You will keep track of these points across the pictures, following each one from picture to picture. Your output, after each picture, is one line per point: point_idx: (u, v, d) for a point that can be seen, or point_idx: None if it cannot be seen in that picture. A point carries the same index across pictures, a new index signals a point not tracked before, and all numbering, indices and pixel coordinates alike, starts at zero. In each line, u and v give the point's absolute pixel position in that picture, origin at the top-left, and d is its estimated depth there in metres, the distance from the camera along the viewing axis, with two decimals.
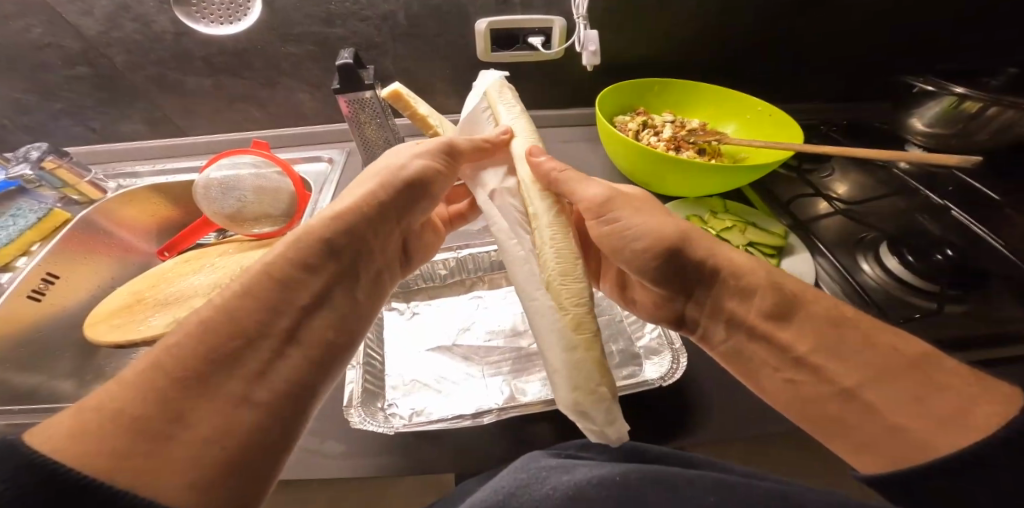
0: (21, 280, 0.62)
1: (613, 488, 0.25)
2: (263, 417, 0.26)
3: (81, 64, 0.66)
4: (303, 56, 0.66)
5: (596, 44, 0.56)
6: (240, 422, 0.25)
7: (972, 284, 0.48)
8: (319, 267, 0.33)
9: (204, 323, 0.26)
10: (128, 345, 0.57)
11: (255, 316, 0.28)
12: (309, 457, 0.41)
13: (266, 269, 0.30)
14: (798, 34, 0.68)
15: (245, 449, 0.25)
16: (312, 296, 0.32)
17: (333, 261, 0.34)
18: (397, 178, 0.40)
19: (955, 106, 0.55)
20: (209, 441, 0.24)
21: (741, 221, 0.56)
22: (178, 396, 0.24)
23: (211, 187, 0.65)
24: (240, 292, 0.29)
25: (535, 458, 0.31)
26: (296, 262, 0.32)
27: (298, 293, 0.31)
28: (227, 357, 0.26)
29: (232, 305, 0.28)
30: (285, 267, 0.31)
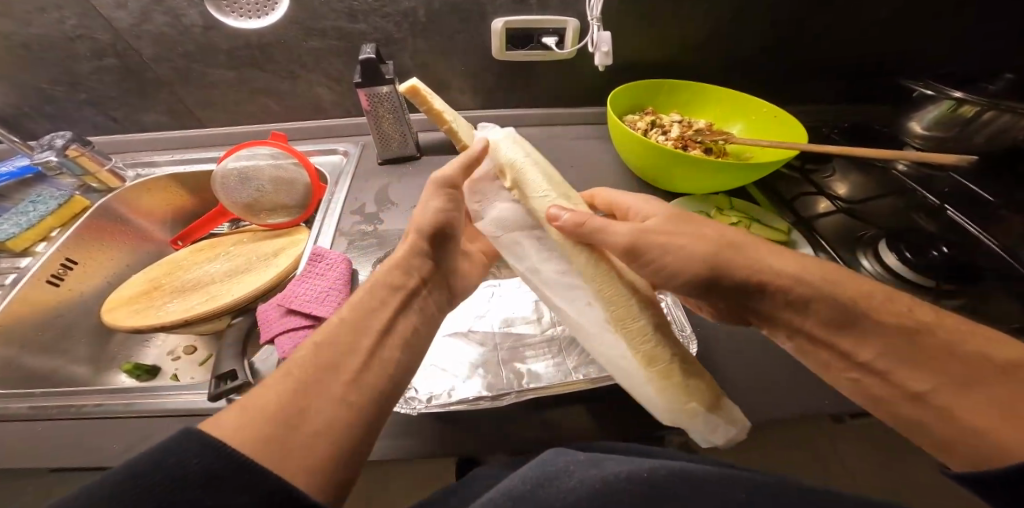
0: (41, 264, 0.63)
1: (642, 484, 0.25)
2: (359, 413, 0.31)
3: (109, 56, 0.68)
4: (324, 51, 0.69)
5: (609, 45, 0.59)
6: (343, 415, 0.30)
7: (967, 280, 0.51)
8: (393, 297, 0.40)
9: (315, 344, 0.33)
10: (145, 330, 0.58)
11: (345, 336, 0.35)
12: None
13: (354, 306, 0.37)
14: (803, 39, 0.70)
15: (349, 438, 0.29)
16: (384, 321, 0.38)
17: (404, 291, 0.41)
18: (421, 233, 0.43)
19: (953, 110, 0.58)
20: (320, 429, 0.28)
21: (745, 217, 0.58)
22: (299, 393, 0.29)
23: (230, 178, 0.67)
24: (339, 323, 0.36)
25: (561, 451, 0.30)
26: (371, 299, 0.39)
27: (378, 317, 0.38)
28: (330, 365, 0.32)
29: (331, 330, 0.35)
30: (373, 298, 0.39)
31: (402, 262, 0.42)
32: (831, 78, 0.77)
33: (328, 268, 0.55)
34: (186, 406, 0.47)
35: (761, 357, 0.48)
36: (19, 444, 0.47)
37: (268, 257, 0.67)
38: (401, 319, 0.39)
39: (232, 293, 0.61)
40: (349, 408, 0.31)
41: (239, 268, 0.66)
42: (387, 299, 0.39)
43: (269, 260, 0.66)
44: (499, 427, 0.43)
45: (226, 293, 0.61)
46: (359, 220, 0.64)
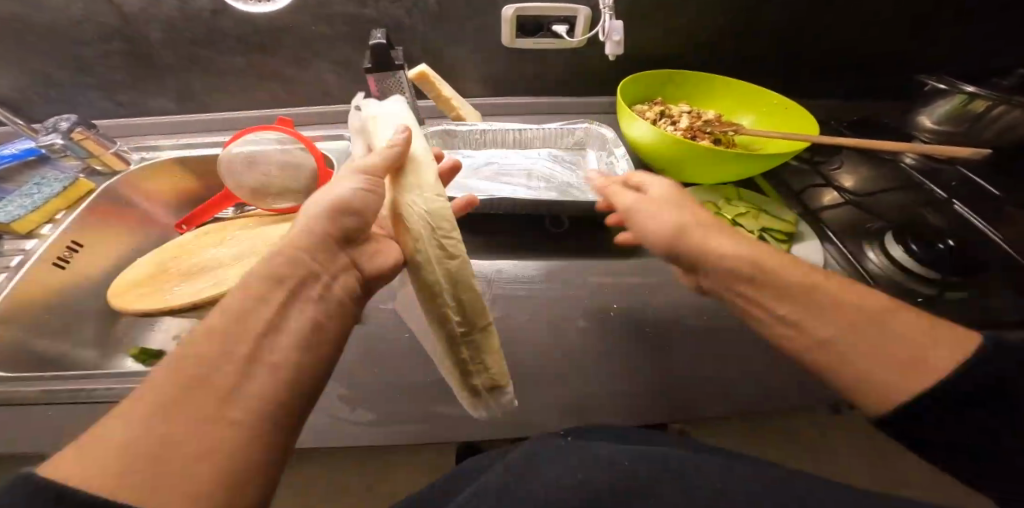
0: (48, 247, 0.63)
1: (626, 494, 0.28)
2: (248, 422, 0.26)
3: (116, 40, 0.68)
4: (333, 36, 0.68)
5: (620, 34, 0.58)
6: (228, 433, 0.24)
7: (972, 273, 0.51)
8: (293, 286, 0.34)
9: (180, 372, 0.26)
10: (156, 312, 0.59)
11: (215, 345, 0.28)
12: (337, 420, 0.43)
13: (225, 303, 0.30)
14: (813, 33, 0.70)
15: (240, 447, 0.25)
16: (266, 320, 0.31)
17: (301, 280, 0.34)
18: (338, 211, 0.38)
19: (964, 105, 0.58)
20: (199, 456, 0.23)
21: (754, 208, 0.58)
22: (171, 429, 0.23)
23: (237, 162, 0.66)
24: (209, 329, 0.29)
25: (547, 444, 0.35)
26: (259, 297, 0.31)
27: (263, 313, 0.31)
28: (198, 381, 0.26)
29: (197, 340, 0.28)
30: (243, 295, 0.31)
31: (288, 259, 0.35)
32: (838, 71, 0.77)
33: None
34: None
35: (767, 346, 0.48)
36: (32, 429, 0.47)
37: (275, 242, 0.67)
38: (298, 311, 0.33)
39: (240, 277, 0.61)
40: (247, 420, 0.26)
41: (246, 252, 0.66)
42: (282, 289, 0.33)
43: (276, 245, 0.66)
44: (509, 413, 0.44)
45: (234, 277, 0.62)
46: None
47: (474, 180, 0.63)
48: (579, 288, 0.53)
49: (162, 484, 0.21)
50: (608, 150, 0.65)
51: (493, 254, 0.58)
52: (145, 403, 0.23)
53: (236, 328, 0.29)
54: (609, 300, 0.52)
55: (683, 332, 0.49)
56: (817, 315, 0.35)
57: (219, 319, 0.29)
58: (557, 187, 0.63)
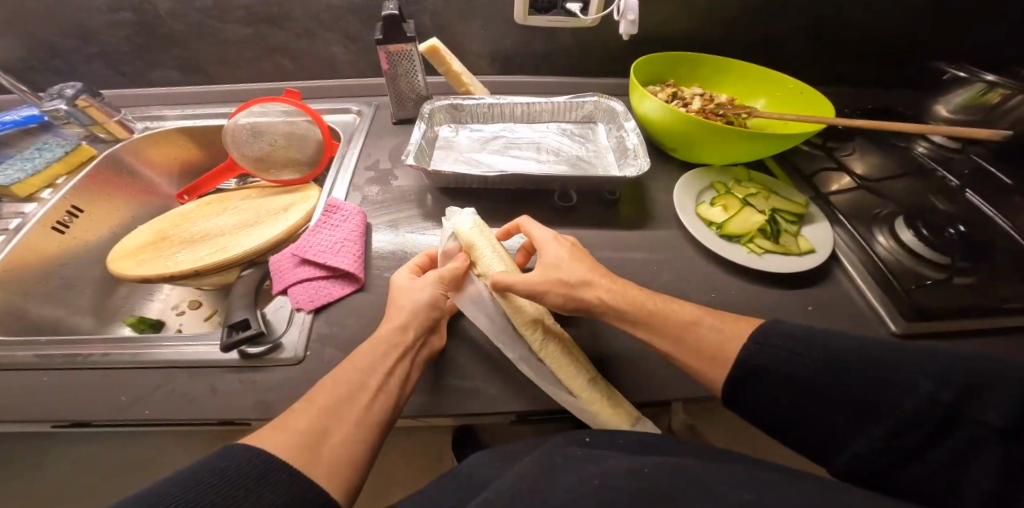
0: (46, 211, 0.62)
1: (642, 482, 0.26)
2: (363, 444, 0.35)
3: (124, 10, 0.67)
4: (344, 8, 0.68)
5: (635, 13, 0.58)
6: (353, 449, 0.34)
7: (981, 258, 0.51)
8: (401, 349, 0.40)
9: (343, 375, 0.38)
10: (153, 279, 0.57)
11: (359, 372, 0.38)
12: None
13: (357, 356, 0.39)
14: (824, 21, 0.70)
15: (349, 462, 0.33)
16: (387, 374, 0.39)
17: (407, 345, 0.41)
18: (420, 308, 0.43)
19: (981, 94, 0.59)
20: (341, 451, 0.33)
21: (764, 189, 0.58)
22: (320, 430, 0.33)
23: (243, 132, 0.66)
24: (354, 362, 0.39)
25: (560, 448, 0.33)
26: (383, 350, 0.39)
27: (386, 368, 0.39)
28: (348, 396, 0.36)
29: (346, 369, 0.38)
30: (383, 342, 0.40)
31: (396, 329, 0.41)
32: (847, 61, 0.77)
33: (343, 219, 0.55)
34: (195, 354, 0.47)
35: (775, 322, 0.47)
36: (24, 394, 0.45)
37: (278, 212, 0.66)
38: (402, 368, 0.40)
39: (242, 246, 0.60)
40: (359, 448, 0.34)
41: (249, 222, 0.65)
42: (395, 349, 0.40)
43: (279, 215, 0.65)
44: (515, 383, 0.44)
45: (236, 244, 0.61)
46: (372, 176, 0.64)
47: (482, 154, 0.63)
48: None
49: (319, 463, 0.32)
50: (617, 123, 0.65)
51: (499, 227, 0.57)
52: (324, 400, 0.35)
53: (370, 364, 0.38)
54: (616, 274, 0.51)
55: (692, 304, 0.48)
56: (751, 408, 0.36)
57: (353, 366, 0.38)
58: (567, 160, 0.63)
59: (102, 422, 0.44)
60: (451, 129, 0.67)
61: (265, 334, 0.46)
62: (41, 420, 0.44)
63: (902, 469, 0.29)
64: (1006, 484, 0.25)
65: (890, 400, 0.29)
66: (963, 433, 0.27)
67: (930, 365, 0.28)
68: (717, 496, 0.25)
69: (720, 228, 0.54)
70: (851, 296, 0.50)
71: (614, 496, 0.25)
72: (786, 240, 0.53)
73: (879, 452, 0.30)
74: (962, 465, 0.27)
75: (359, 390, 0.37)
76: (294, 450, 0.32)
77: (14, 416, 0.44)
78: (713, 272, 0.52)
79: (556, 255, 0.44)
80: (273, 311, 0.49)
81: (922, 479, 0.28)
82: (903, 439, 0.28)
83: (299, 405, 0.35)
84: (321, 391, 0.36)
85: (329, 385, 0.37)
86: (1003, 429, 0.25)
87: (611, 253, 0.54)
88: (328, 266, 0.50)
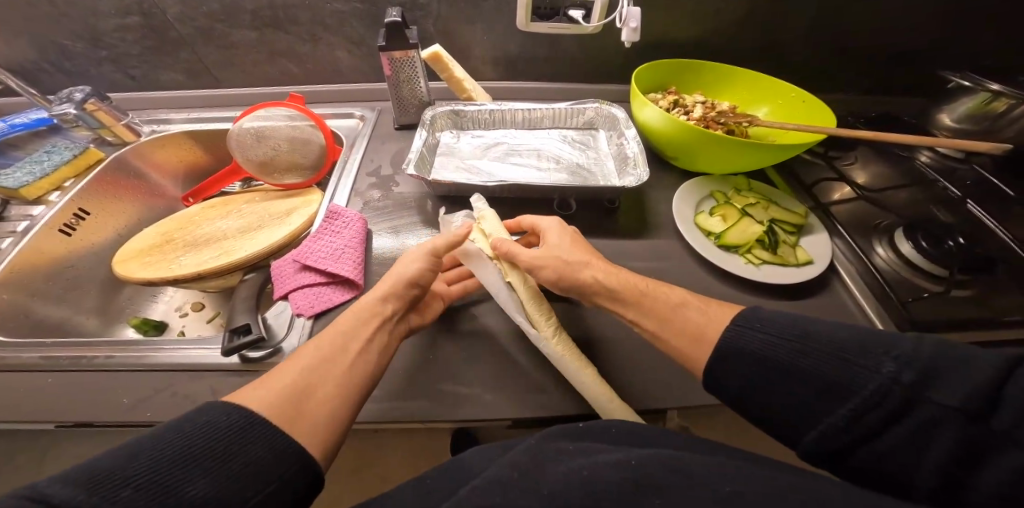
0: (54, 213, 0.63)
1: (627, 473, 0.27)
2: (344, 401, 0.36)
3: (133, 14, 0.68)
4: (348, 13, 0.69)
5: (638, 21, 0.58)
6: (333, 406, 0.35)
7: (981, 270, 0.51)
8: (380, 320, 0.42)
9: (325, 339, 0.39)
10: (158, 281, 0.58)
11: (341, 337, 0.39)
12: None
13: (339, 322, 0.41)
14: (830, 28, 0.70)
15: (330, 418, 0.34)
16: (367, 340, 0.40)
17: (384, 316, 0.42)
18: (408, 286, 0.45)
19: (986, 103, 0.58)
20: (322, 408, 0.34)
21: (764, 199, 0.58)
22: (301, 387, 0.34)
23: (247, 136, 0.66)
24: (336, 328, 0.40)
25: (549, 438, 0.33)
26: (362, 319, 0.41)
27: (365, 335, 0.40)
28: (329, 358, 0.37)
29: (328, 333, 0.39)
30: (363, 311, 0.42)
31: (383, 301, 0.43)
32: (853, 67, 0.76)
33: (344, 226, 0.55)
34: (197, 358, 0.47)
35: None
36: (31, 395, 0.47)
37: (281, 216, 0.67)
38: (380, 338, 0.41)
39: (245, 249, 0.61)
40: (341, 405, 0.35)
41: (251, 225, 0.66)
42: (375, 318, 0.42)
43: (282, 219, 0.66)
44: (510, 390, 0.44)
45: (239, 248, 0.62)
46: (375, 182, 0.64)
47: (483, 161, 0.64)
48: None
49: (302, 417, 0.33)
50: (618, 130, 0.65)
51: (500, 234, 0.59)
52: (306, 360, 0.37)
53: (350, 331, 0.40)
54: None
55: None
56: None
57: (337, 332, 0.40)
58: (567, 168, 0.63)
59: (106, 425, 0.45)
60: (453, 135, 0.68)
61: (266, 340, 0.47)
62: (47, 423, 0.45)
63: (857, 452, 0.28)
64: (955, 464, 0.25)
65: (855, 382, 0.28)
66: (920, 415, 0.26)
67: (898, 351, 0.28)
68: (702, 496, 0.25)
69: (719, 238, 0.54)
70: (847, 307, 0.50)
71: (603, 490, 0.26)
72: (785, 251, 0.53)
73: (840, 433, 0.28)
74: (918, 447, 0.26)
75: (340, 354, 0.38)
76: (276, 405, 0.32)
77: (24, 416, 0.45)
78: (710, 282, 0.52)
79: (560, 238, 0.48)
80: (274, 317, 0.50)
81: (879, 462, 0.27)
82: (869, 416, 0.27)
83: (281, 366, 0.36)
84: (303, 352, 0.37)
85: (311, 348, 0.38)
86: (963, 407, 0.25)
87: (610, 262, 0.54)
88: (329, 272, 0.51)
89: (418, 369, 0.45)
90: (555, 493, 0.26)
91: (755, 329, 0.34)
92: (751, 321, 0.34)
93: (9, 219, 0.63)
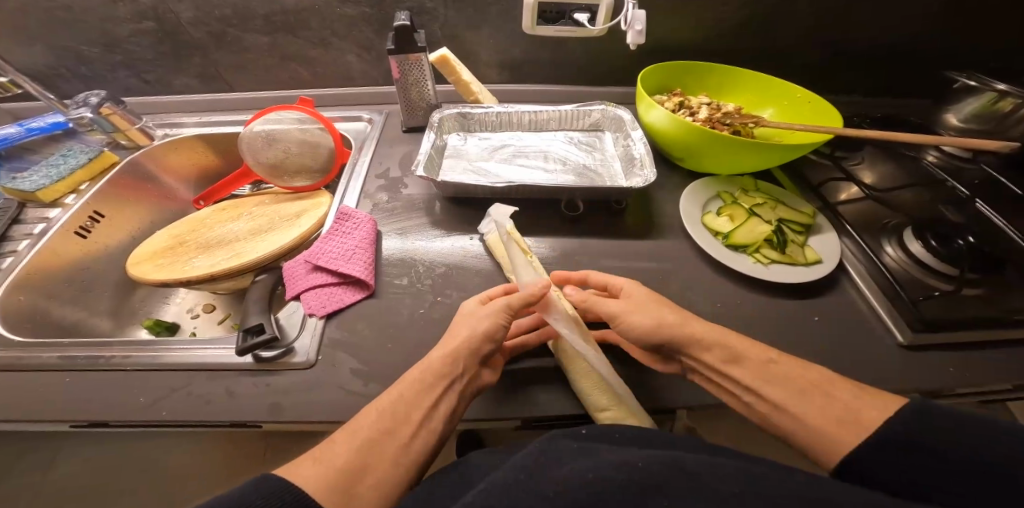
0: (70, 216, 0.65)
1: (635, 473, 0.27)
2: (400, 479, 0.34)
3: (148, 19, 0.69)
4: (357, 18, 0.70)
5: (643, 24, 0.58)
6: (388, 485, 0.34)
7: (992, 269, 0.50)
8: (448, 381, 0.39)
9: (387, 404, 0.37)
10: (172, 283, 0.59)
11: (404, 404, 0.37)
12: (351, 394, 0.44)
13: (406, 384, 0.39)
14: (837, 28, 0.70)
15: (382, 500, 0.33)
16: (430, 407, 0.38)
17: (455, 376, 0.39)
18: (474, 343, 0.41)
19: (993, 103, 0.58)
20: (375, 489, 0.33)
21: (771, 199, 0.58)
22: (354, 468, 0.33)
23: (257, 139, 0.67)
24: (400, 392, 0.38)
25: (555, 441, 0.33)
26: (428, 380, 0.39)
27: (432, 399, 0.38)
28: (387, 430, 0.36)
29: (392, 398, 0.38)
30: (430, 373, 0.39)
31: (451, 358, 0.40)
32: (858, 68, 0.77)
33: (354, 227, 0.56)
34: (211, 358, 0.48)
35: (778, 330, 0.48)
36: (48, 394, 0.47)
37: (290, 218, 0.67)
38: (449, 400, 0.39)
39: (257, 251, 0.62)
40: (394, 485, 0.34)
41: (261, 228, 0.67)
42: (441, 380, 0.39)
43: (292, 221, 0.67)
44: (519, 391, 0.44)
45: (250, 250, 0.62)
46: (383, 184, 0.65)
47: (490, 163, 0.64)
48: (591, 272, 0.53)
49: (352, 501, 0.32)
50: (624, 132, 0.65)
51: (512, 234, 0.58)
52: (364, 429, 0.36)
53: (414, 396, 0.38)
54: None
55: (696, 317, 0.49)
56: (768, 380, 0.37)
57: (400, 395, 0.38)
58: (574, 169, 0.63)
59: (121, 423, 0.45)
60: (460, 137, 0.68)
61: (278, 339, 0.47)
62: (66, 421, 0.46)
63: None
64: None
65: None
66: None
67: None
68: (710, 496, 0.25)
69: (727, 238, 0.54)
70: (857, 307, 0.50)
71: (605, 489, 0.26)
72: (794, 250, 0.53)
73: None
74: None
75: (404, 423, 0.37)
76: (328, 488, 0.31)
77: (43, 414, 0.46)
78: (718, 282, 0.52)
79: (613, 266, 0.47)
80: (286, 317, 0.50)
81: None
82: None
83: (339, 433, 0.36)
84: (363, 420, 0.37)
85: (369, 415, 0.37)
86: None
87: (617, 262, 0.54)
88: (340, 273, 0.51)
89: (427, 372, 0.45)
90: (554, 494, 0.27)
91: None
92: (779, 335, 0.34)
93: (25, 222, 0.65)
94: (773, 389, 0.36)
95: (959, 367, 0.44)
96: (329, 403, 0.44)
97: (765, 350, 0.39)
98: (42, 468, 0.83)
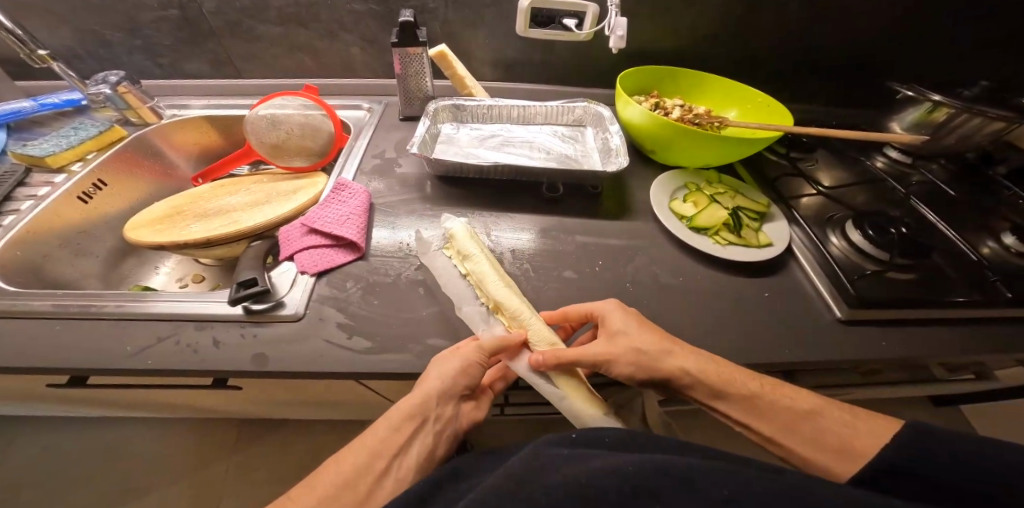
0: (74, 182, 0.68)
1: (626, 479, 0.30)
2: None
3: (173, 7, 0.74)
4: (364, 13, 0.76)
5: (623, 30, 0.65)
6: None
7: (922, 257, 0.55)
8: (418, 423, 0.41)
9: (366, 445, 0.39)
10: (168, 246, 0.62)
11: (372, 447, 0.39)
12: (336, 345, 0.47)
13: (383, 424, 0.40)
14: (797, 44, 0.78)
15: None
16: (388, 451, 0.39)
17: (424, 417, 0.41)
18: (446, 386, 0.41)
19: (927, 112, 0.64)
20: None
21: (731, 190, 0.63)
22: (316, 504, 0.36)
23: (261, 120, 0.72)
24: (378, 435, 0.40)
25: (545, 447, 0.35)
26: (396, 426, 0.40)
27: (395, 443, 0.40)
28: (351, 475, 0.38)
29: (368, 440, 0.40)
30: (397, 415, 0.40)
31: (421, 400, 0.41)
32: (817, 83, 0.85)
33: (350, 197, 0.60)
34: (200, 309, 0.50)
35: (737, 302, 0.52)
36: (29, 341, 0.48)
37: (287, 194, 0.71)
38: (418, 444, 0.40)
39: (253, 219, 0.65)
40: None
41: (259, 200, 0.70)
42: (410, 421, 0.40)
43: (288, 196, 0.70)
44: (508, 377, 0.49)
45: (247, 219, 0.66)
46: (378, 164, 0.69)
47: (480, 149, 0.69)
48: (567, 245, 0.57)
49: None
50: (604, 127, 0.71)
51: (495, 213, 0.62)
52: (326, 484, 0.37)
53: (380, 444, 0.39)
54: (595, 256, 0.56)
55: (663, 289, 0.53)
56: (763, 413, 0.41)
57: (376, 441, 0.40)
58: (557, 158, 0.68)
59: (106, 371, 0.46)
60: (452, 127, 0.73)
61: (269, 293, 0.50)
62: (43, 370, 0.46)
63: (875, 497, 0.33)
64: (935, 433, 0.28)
65: None
66: None
67: None
68: (695, 494, 0.28)
69: (690, 221, 0.59)
70: (804, 289, 0.54)
71: (604, 492, 0.29)
72: (749, 234, 0.58)
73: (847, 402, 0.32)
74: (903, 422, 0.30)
75: (365, 474, 0.38)
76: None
77: (29, 363, 0.46)
78: (681, 258, 0.57)
79: (623, 323, 0.45)
80: (278, 276, 0.53)
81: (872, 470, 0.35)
82: None
83: (319, 472, 0.38)
84: (325, 474, 0.38)
85: (344, 454, 0.39)
86: None
87: (590, 239, 0.58)
88: (334, 236, 0.55)
89: (408, 326, 0.49)
90: (550, 500, 0.29)
91: (788, 398, 0.42)
92: (797, 410, 0.41)
93: (30, 186, 0.67)
94: (766, 425, 0.41)
95: (890, 340, 0.48)
96: (311, 352, 0.46)
97: (758, 379, 0.43)
98: (4, 449, 0.83)
